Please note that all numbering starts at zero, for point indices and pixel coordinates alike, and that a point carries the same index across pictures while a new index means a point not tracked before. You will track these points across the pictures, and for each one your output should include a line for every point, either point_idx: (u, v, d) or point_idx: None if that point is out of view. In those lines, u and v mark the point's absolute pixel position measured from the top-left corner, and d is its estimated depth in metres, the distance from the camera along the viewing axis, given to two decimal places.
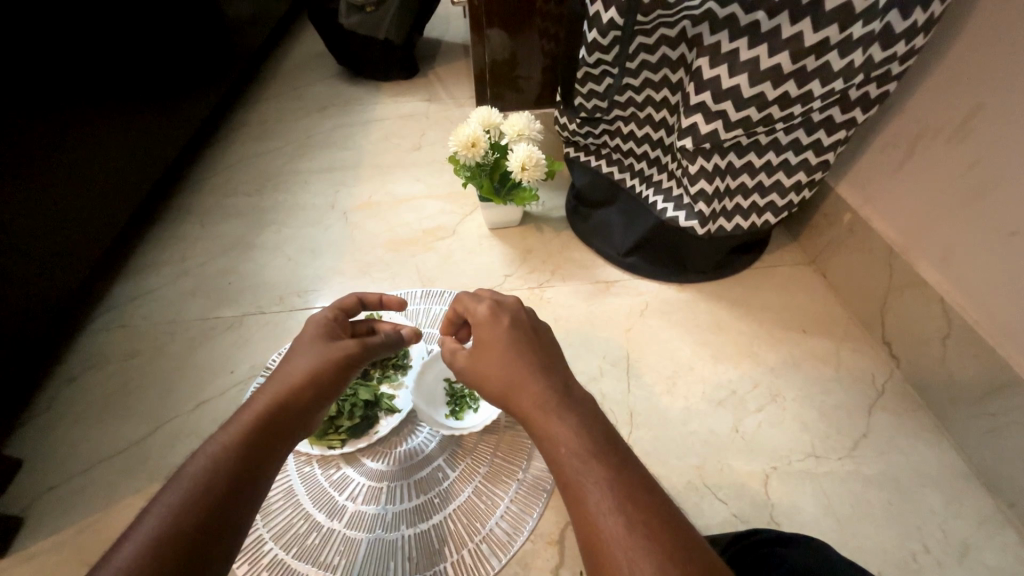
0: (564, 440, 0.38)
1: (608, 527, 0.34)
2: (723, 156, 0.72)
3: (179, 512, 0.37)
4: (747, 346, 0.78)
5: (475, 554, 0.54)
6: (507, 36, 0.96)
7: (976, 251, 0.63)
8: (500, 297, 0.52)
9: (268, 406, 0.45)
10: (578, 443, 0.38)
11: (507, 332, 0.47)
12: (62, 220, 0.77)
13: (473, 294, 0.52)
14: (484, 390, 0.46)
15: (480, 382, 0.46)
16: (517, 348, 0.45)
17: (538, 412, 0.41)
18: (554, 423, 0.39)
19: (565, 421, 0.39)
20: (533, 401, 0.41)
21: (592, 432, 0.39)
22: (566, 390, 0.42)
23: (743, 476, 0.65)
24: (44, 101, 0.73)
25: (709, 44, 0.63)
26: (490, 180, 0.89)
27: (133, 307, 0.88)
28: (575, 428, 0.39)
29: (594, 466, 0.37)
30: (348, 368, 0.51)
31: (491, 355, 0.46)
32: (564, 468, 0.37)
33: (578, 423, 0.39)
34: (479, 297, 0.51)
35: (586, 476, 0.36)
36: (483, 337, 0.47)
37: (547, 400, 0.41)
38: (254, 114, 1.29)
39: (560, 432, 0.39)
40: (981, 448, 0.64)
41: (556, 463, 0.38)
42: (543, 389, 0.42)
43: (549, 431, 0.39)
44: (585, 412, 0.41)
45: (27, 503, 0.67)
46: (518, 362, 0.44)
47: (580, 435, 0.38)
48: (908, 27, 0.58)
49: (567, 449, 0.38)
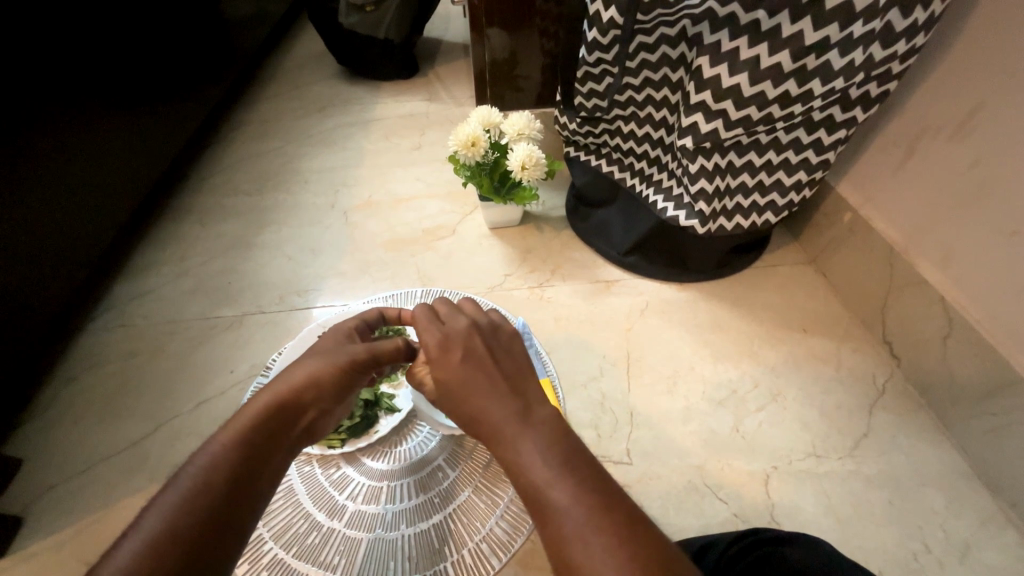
0: (527, 466, 0.37)
1: (578, 553, 0.33)
2: (723, 156, 0.72)
3: (181, 512, 0.37)
4: (747, 345, 0.78)
5: (475, 554, 0.54)
6: (507, 35, 0.96)
7: (975, 250, 0.63)
8: (454, 316, 0.48)
9: (265, 409, 0.45)
10: (543, 467, 0.37)
11: (461, 363, 0.44)
12: (61, 222, 0.77)
13: (427, 317, 0.48)
14: (456, 418, 0.45)
15: (450, 410, 0.45)
16: (477, 375, 0.43)
17: (503, 439, 0.40)
18: (518, 449, 0.39)
19: (530, 447, 0.38)
20: (498, 428, 0.40)
21: (555, 452, 0.38)
22: (528, 410, 0.41)
23: (745, 476, 0.65)
24: (45, 103, 0.73)
25: (709, 43, 0.63)
26: (490, 180, 0.89)
27: (134, 307, 0.88)
28: (541, 455, 0.38)
29: (560, 490, 0.36)
30: (365, 368, 0.51)
31: (451, 385, 0.44)
32: (533, 494, 0.37)
33: (543, 447, 0.38)
34: (434, 320, 0.48)
35: (551, 502, 0.35)
36: (439, 369, 0.45)
37: (511, 427, 0.40)
38: (254, 113, 1.29)
39: (526, 459, 0.38)
40: (981, 449, 0.64)
41: (524, 491, 0.37)
42: (509, 414, 0.41)
43: (514, 459, 0.38)
44: (551, 434, 0.39)
45: (25, 504, 0.67)
46: (474, 388, 0.43)
47: (546, 461, 0.37)
48: (909, 26, 0.59)
49: (531, 476, 0.37)
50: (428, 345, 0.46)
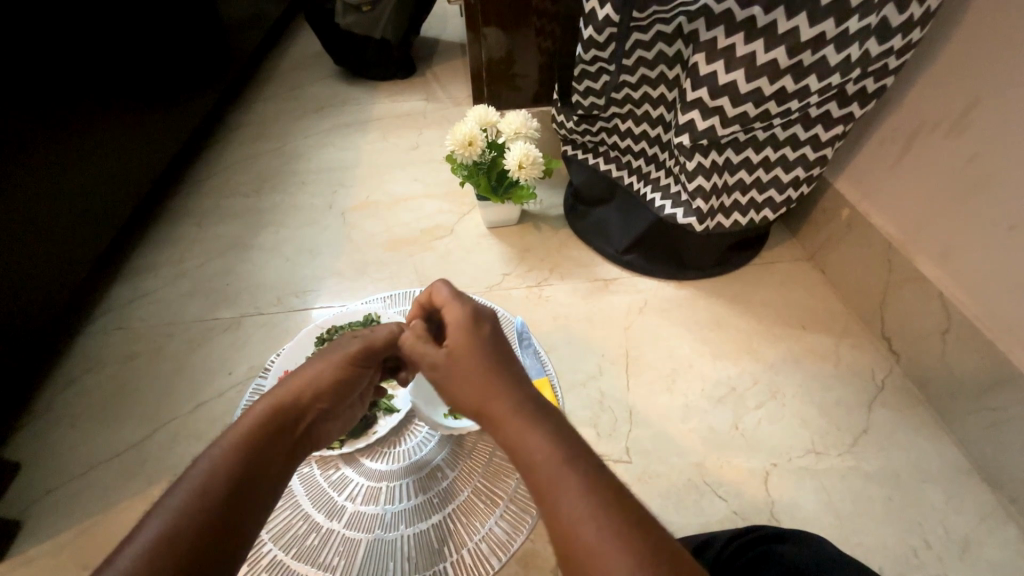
0: (536, 449, 0.37)
1: (584, 537, 0.33)
2: (721, 153, 0.72)
3: (182, 516, 0.36)
4: (746, 343, 0.77)
5: (475, 554, 0.54)
6: (503, 34, 0.95)
7: (973, 245, 0.63)
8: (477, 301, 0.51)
9: (269, 409, 0.45)
10: (553, 452, 0.37)
11: (481, 340, 0.45)
12: (56, 225, 0.76)
13: (454, 291, 0.50)
14: (457, 398, 0.44)
15: (451, 386, 0.45)
16: (490, 356, 0.44)
17: (512, 422, 0.39)
18: (528, 434, 0.38)
19: (539, 431, 0.38)
20: (506, 411, 0.40)
21: (563, 440, 0.38)
22: (537, 400, 0.41)
23: (744, 473, 0.65)
24: (44, 107, 0.74)
25: (705, 40, 0.63)
26: (488, 179, 0.89)
27: (132, 309, 0.88)
28: (549, 438, 0.38)
29: (569, 472, 0.35)
30: (362, 362, 0.52)
31: (466, 362, 0.44)
32: (541, 478, 0.36)
33: (553, 431, 0.38)
34: (459, 297, 0.50)
35: (561, 485, 0.35)
36: (456, 343, 0.45)
37: (520, 410, 0.40)
38: (251, 114, 1.29)
39: (532, 442, 0.38)
40: (982, 443, 0.64)
41: (531, 474, 0.37)
42: (519, 399, 0.41)
43: (522, 440, 0.38)
44: (558, 424, 0.39)
45: (24, 507, 0.67)
46: (485, 370, 0.43)
47: (554, 446, 0.37)
48: (905, 21, 0.58)
49: (540, 459, 0.37)
50: (455, 317, 0.48)
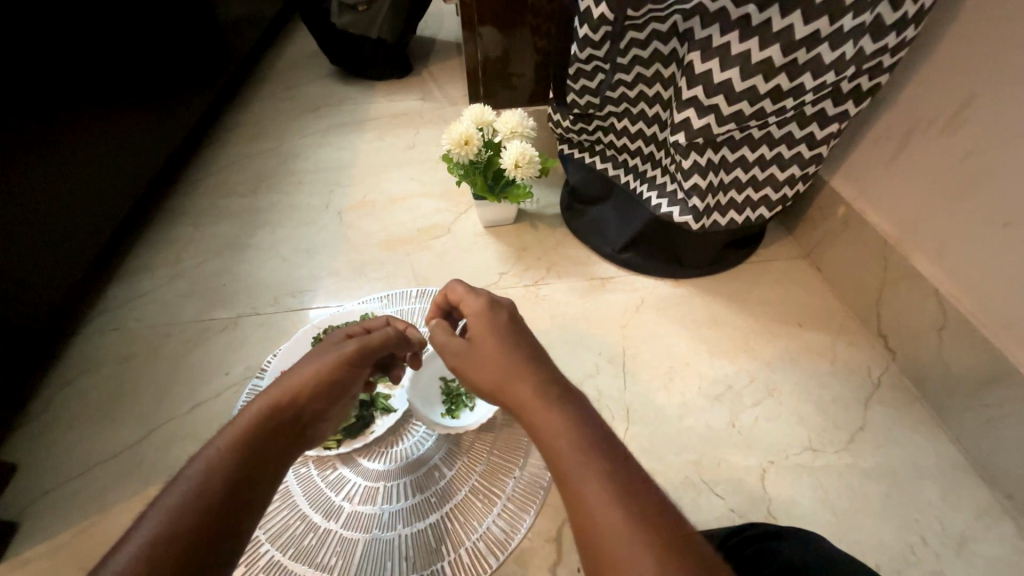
0: (558, 429, 0.38)
1: (604, 513, 0.33)
2: (716, 151, 0.72)
3: (177, 515, 0.36)
4: (743, 341, 0.77)
5: (473, 553, 0.54)
6: (498, 33, 0.95)
7: (969, 242, 0.63)
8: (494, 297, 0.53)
9: (265, 409, 0.45)
10: (574, 433, 0.37)
11: (500, 328, 0.47)
12: (51, 227, 0.76)
13: (470, 287, 0.52)
14: (479, 382, 0.45)
15: (473, 371, 0.46)
16: (509, 342, 0.46)
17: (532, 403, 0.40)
18: (548, 415, 0.39)
19: (559, 411, 0.39)
20: (526, 393, 0.41)
21: (582, 422, 0.38)
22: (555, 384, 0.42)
23: (741, 471, 0.65)
24: (38, 109, 0.73)
25: (700, 39, 0.63)
26: (484, 178, 0.88)
27: (128, 311, 0.88)
28: (570, 418, 0.38)
29: (591, 450, 0.36)
30: (357, 363, 0.52)
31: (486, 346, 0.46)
32: (561, 455, 0.36)
33: (573, 413, 0.39)
34: (476, 291, 0.52)
35: (583, 461, 0.36)
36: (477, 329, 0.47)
37: (540, 392, 0.41)
38: (247, 114, 1.28)
39: (554, 422, 0.38)
40: (978, 439, 0.64)
41: (553, 452, 0.37)
42: (537, 382, 0.42)
43: (543, 420, 0.39)
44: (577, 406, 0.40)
45: (20, 509, 0.66)
46: (505, 354, 0.44)
47: (574, 426, 0.38)
48: (899, 18, 0.58)
49: (562, 438, 0.37)
50: (472, 308, 0.50)
